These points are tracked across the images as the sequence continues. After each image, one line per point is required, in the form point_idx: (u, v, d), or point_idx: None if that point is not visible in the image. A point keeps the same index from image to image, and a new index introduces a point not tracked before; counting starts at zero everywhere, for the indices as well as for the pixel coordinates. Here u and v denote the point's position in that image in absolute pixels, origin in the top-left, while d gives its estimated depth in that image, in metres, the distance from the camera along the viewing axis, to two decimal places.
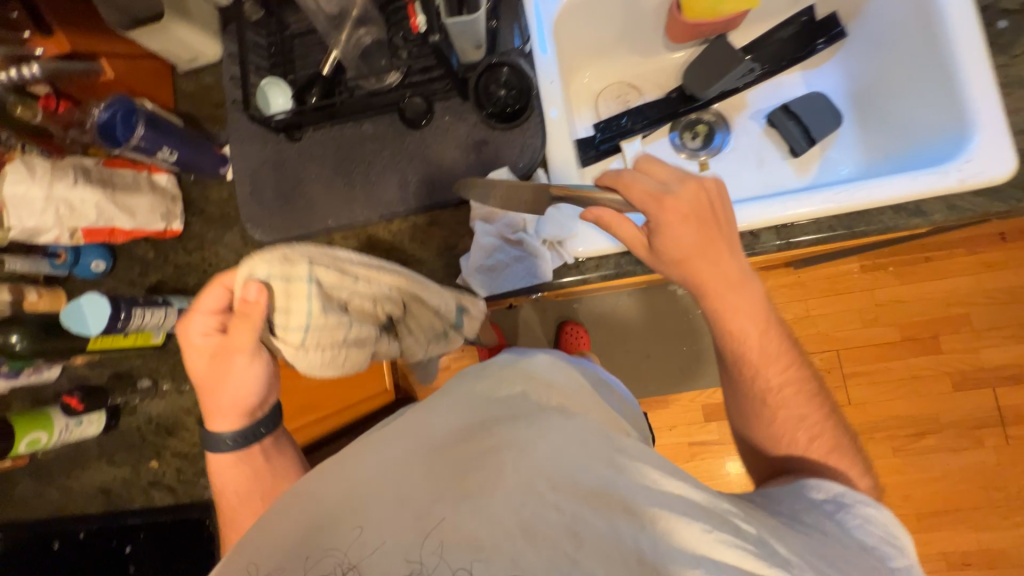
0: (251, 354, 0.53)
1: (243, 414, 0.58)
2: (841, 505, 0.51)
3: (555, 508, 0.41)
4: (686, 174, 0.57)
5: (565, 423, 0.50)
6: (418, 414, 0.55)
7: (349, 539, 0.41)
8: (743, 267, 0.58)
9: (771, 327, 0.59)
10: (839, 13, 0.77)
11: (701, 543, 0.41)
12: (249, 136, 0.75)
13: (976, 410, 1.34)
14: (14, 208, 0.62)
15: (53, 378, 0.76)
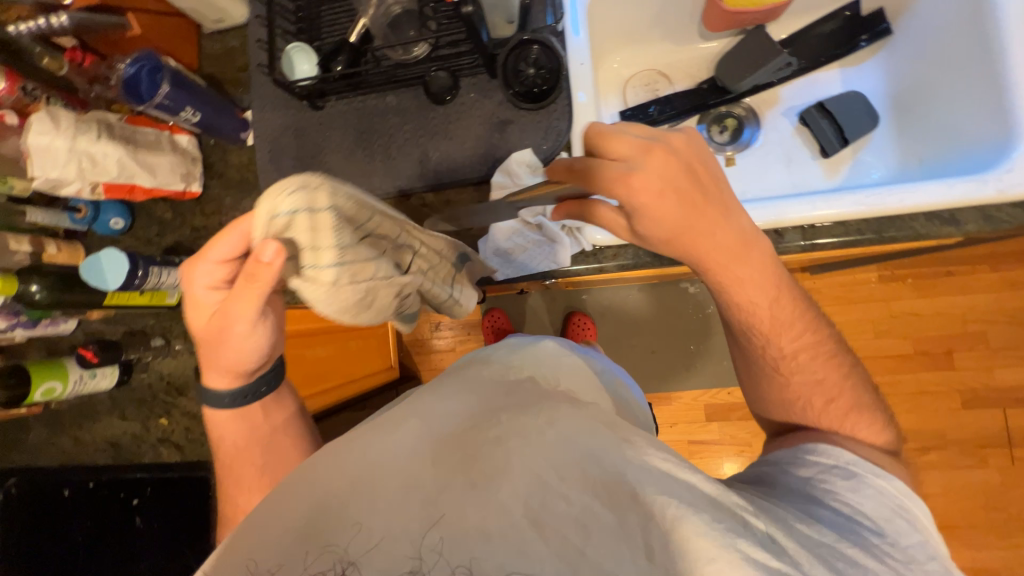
0: (252, 321, 0.51)
1: (242, 374, 0.58)
2: (850, 475, 0.52)
3: (564, 499, 0.42)
4: (648, 142, 0.50)
5: (571, 417, 0.51)
6: (425, 402, 0.56)
7: (348, 536, 0.40)
8: (745, 234, 0.54)
9: (782, 292, 0.57)
10: (886, 9, 0.74)
11: (711, 536, 0.41)
12: (270, 102, 0.74)
13: (983, 429, 1.32)
14: (38, 159, 0.61)
15: (69, 331, 0.77)
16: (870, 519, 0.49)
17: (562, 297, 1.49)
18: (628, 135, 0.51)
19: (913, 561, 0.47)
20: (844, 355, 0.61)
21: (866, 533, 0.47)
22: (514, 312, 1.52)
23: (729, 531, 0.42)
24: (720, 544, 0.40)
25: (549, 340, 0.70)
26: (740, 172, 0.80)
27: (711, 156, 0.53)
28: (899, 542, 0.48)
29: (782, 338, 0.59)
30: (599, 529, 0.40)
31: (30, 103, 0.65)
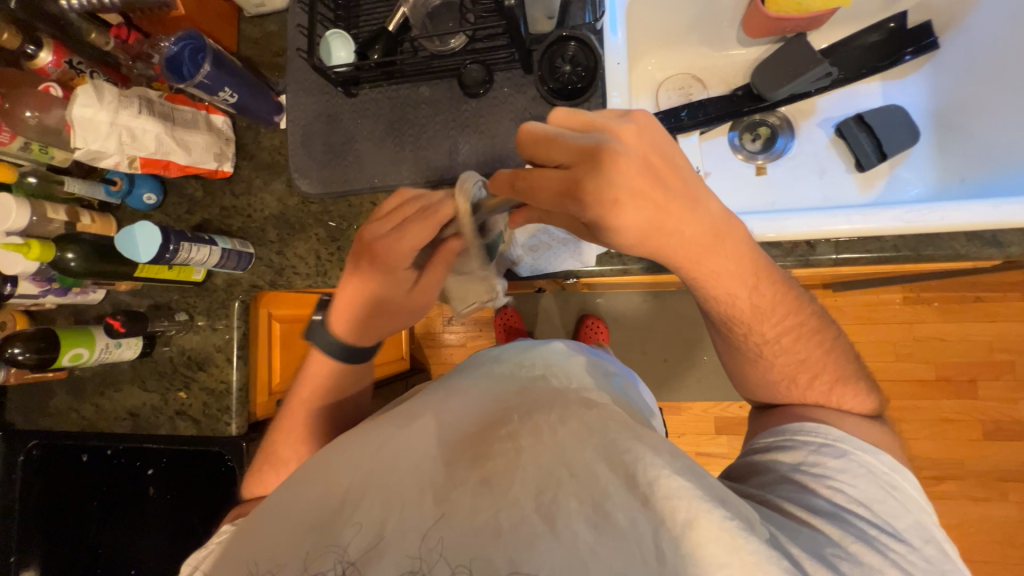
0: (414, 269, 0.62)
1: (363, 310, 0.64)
2: (840, 453, 0.51)
3: (575, 500, 0.41)
4: (593, 146, 0.46)
5: (588, 413, 0.49)
6: (440, 398, 0.57)
7: (348, 536, 0.41)
8: (722, 221, 0.50)
9: (761, 279, 0.54)
10: (933, 22, 0.73)
11: (723, 540, 0.39)
12: (305, 87, 0.75)
13: (1005, 462, 1.28)
14: (80, 130, 0.62)
15: (97, 301, 0.79)
16: (864, 504, 0.48)
17: (576, 299, 1.48)
18: (566, 140, 0.47)
19: (908, 543, 0.46)
20: (827, 331, 0.59)
21: (860, 523, 0.46)
22: (526, 312, 1.52)
23: (741, 531, 0.40)
24: (732, 549, 0.39)
25: (559, 342, 0.69)
26: (771, 181, 0.79)
27: (667, 139, 0.48)
28: (893, 525, 0.47)
29: (763, 328, 0.56)
30: (612, 532, 0.39)
31: (75, 77, 0.68)
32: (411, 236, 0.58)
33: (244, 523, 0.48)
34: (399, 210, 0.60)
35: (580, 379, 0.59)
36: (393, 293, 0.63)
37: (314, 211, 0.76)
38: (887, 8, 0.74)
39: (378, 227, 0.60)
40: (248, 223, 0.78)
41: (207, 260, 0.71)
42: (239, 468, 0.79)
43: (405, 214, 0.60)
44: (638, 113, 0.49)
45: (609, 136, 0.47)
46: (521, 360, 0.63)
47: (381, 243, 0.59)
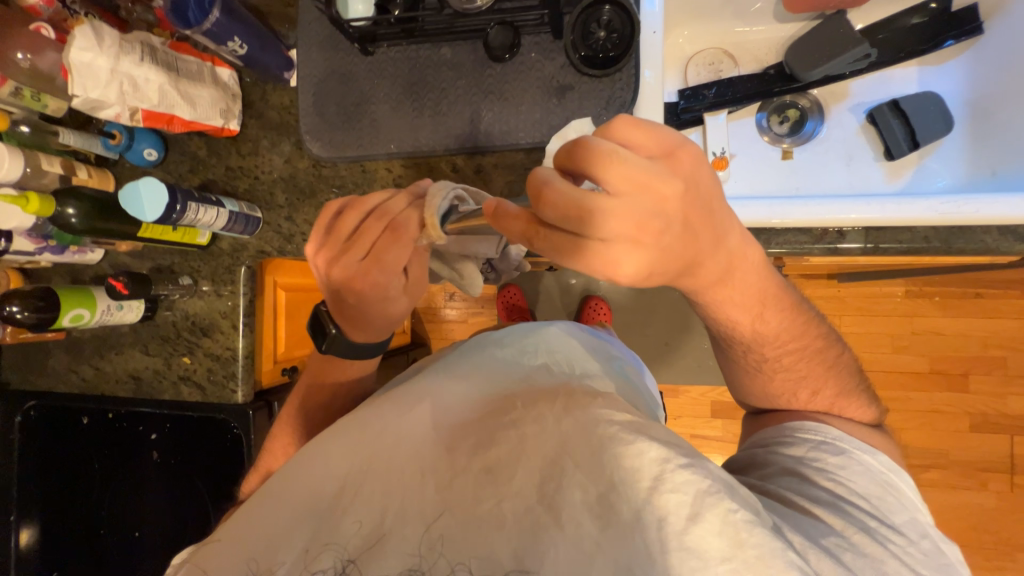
0: (390, 278, 0.57)
1: (355, 324, 0.61)
2: (839, 450, 0.51)
3: (580, 489, 0.41)
4: (638, 228, 0.39)
5: (597, 404, 0.47)
6: (438, 381, 0.55)
7: (347, 532, 0.41)
8: (738, 255, 0.46)
9: (767, 307, 0.52)
10: (979, 5, 0.70)
11: (727, 535, 0.37)
12: (316, 42, 0.70)
13: (987, 454, 1.32)
14: (78, 76, 0.57)
15: (95, 262, 0.76)
16: (865, 498, 0.47)
17: (580, 281, 1.47)
18: (612, 219, 0.39)
19: (908, 538, 0.45)
20: (830, 346, 0.58)
21: (865, 516, 0.45)
22: (529, 291, 1.51)
23: (748, 523, 0.38)
24: (735, 543, 0.37)
25: (557, 324, 0.66)
26: (797, 166, 0.78)
27: (710, 185, 0.41)
28: (892, 520, 0.46)
29: (763, 347, 0.55)
30: (618, 525, 0.39)
31: (68, 17, 0.63)
32: (389, 259, 0.55)
33: (237, 512, 0.48)
34: (366, 232, 0.55)
35: (581, 363, 0.58)
36: (377, 309, 0.59)
37: (325, 175, 0.73)
38: None
39: (344, 258, 0.55)
40: (255, 185, 0.75)
41: (214, 223, 0.68)
42: (245, 435, 0.78)
43: (373, 238, 0.55)
44: (678, 157, 0.40)
45: (649, 201, 0.39)
46: (522, 339, 0.61)
47: (355, 274, 0.56)
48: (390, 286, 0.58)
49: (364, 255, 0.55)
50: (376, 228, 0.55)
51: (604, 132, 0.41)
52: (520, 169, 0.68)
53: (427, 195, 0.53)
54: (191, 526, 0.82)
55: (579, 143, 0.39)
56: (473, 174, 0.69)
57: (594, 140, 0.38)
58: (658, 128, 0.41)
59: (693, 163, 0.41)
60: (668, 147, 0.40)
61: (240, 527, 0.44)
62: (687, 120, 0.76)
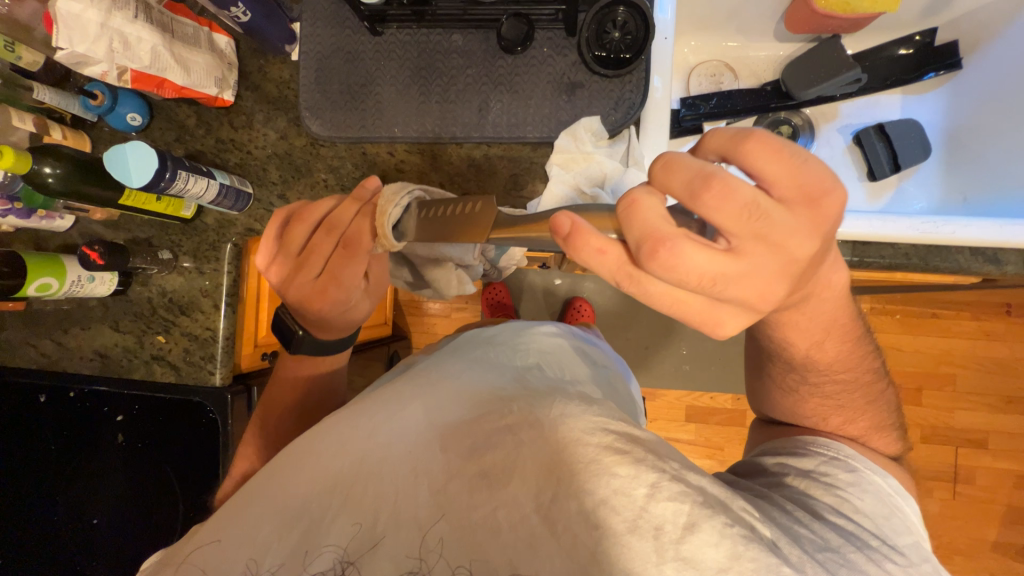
0: (349, 288, 0.58)
1: (330, 331, 0.63)
2: (850, 468, 0.52)
3: (576, 498, 0.40)
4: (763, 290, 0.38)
5: (589, 411, 0.46)
6: (431, 379, 0.53)
7: (347, 534, 0.40)
8: (825, 282, 0.48)
9: (830, 336, 0.55)
10: (960, 42, 0.75)
11: (724, 547, 0.38)
12: (323, 17, 0.68)
13: (935, 464, 1.41)
14: (64, 27, 0.54)
15: (64, 229, 0.71)
16: (869, 516, 0.48)
17: (566, 282, 1.48)
18: (734, 282, 0.38)
19: (906, 559, 0.46)
20: (879, 382, 0.61)
21: (867, 534, 0.46)
22: (515, 288, 1.51)
23: (743, 538, 0.39)
24: (730, 555, 0.38)
25: (548, 325, 0.66)
26: None
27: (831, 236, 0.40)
28: (892, 539, 0.47)
29: (809, 371, 0.58)
30: (611, 534, 0.38)
31: None
32: (344, 275, 0.57)
33: (223, 509, 0.46)
34: (319, 249, 0.56)
35: (572, 367, 0.57)
36: (342, 315, 0.60)
37: (325, 155, 0.71)
38: (921, 22, 0.76)
39: (300, 276, 0.57)
40: (247, 159, 0.72)
41: (203, 196, 0.64)
42: (222, 420, 0.74)
43: (325, 255, 0.56)
44: (821, 205, 0.37)
45: (776, 261, 0.37)
46: (513, 337, 0.60)
47: (313, 290, 0.57)
48: (353, 299, 0.59)
49: (319, 272, 0.57)
50: (327, 245, 0.55)
51: (735, 150, 0.36)
52: (525, 162, 0.68)
53: (380, 205, 0.52)
54: (155, 515, 0.78)
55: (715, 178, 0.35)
56: (466, 166, 0.70)
57: (742, 186, 0.35)
58: (803, 162, 0.36)
59: (832, 212, 0.37)
60: (812, 191, 0.36)
61: (229, 523, 0.43)
62: (688, 127, 0.77)
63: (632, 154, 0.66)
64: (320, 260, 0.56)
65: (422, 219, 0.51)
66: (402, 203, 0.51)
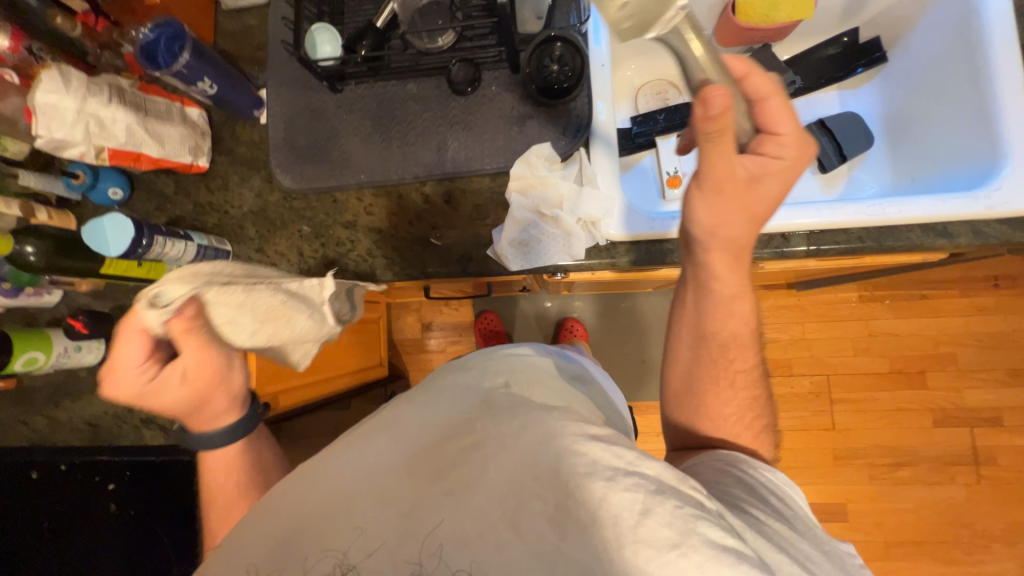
0: (172, 377, 0.52)
1: (189, 414, 0.57)
2: (748, 471, 0.52)
3: (540, 500, 0.41)
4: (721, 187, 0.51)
5: (554, 416, 0.47)
6: (401, 409, 0.54)
7: (348, 539, 0.41)
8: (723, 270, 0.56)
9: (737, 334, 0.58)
10: (881, 38, 0.80)
11: (676, 525, 0.38)
12: (288, 81, 0.73)
13: (952, 448, 1.38)
14: (43, 117, 0.58)
15: (52, 304, 0.74)
16: (783, 517, 0.47)
17: (556, 303, 1.50)
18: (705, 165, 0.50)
19: (850, 568, 0.45)
20: None
21: (786, 529, 0.46)
22: (506, 316, 1.52)
23: (694, 516, 0.38)
24: (683, 530, 0.37)
25: (526, 345, 0.66)
26: None
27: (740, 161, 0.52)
28: (833, 545, 0.47)
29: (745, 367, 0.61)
30: (579, 527, 0.39)
31: (34, 65, 0.63)
32: (144, 362, 0.51)
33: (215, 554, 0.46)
34: (145, 360, 0.51)
35: (540, 381, 0.58)
36: (176, 404, 0.54)
37: (296, 207, 0.74)
38: (843, 24, 0.81)
39: (118, 374, 0.51)
40: (224, 219, 0.75)
41: (182, 257, 0.68)
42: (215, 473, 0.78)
43: (124, 347, 0.50)
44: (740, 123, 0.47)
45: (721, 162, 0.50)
46: (489, 359, 0.61)
47: (136, 385, 0.52)
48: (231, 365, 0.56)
49: (172, 375, 0.52)
50: (128, 339, 0.50)
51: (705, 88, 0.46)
52: (487, 193, 0.71)
53: (162, 287, 0.47)
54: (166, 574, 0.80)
55: (773, 90, 0.51)
56: (430, 202, 0.72)
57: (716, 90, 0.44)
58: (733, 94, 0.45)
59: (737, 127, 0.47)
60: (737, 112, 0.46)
61: (219, 556, 0.43)
62: (641, 143, 0.81)
63: (585, 173, 0.67)
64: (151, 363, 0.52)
65: (269, 308, 0.53)
66: (200, 286, 0.48)
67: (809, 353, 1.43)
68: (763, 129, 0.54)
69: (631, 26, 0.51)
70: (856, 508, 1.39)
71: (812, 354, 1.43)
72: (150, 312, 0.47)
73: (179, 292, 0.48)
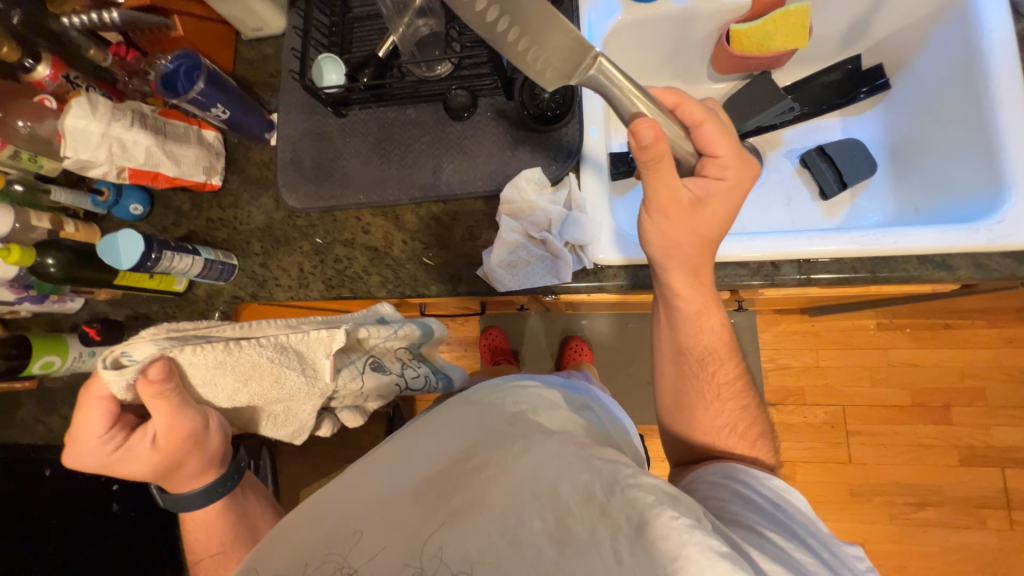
0: (140, 446, 0.53)
1: (163, 481, 0.57)
2: (745, 483, 0.53)
3: (539, 517, 0.42)
4: (669, 207, 0.53)
5: (551, 441, 0.49)
6: (410, 441, 0.56)
7: (349, 545, 0.43)
8: (695, 299, 0.59)
9: (709, 351, 0.61)
10: (884, 65, 0.78)
11: (671, 538, 0.39)
12: (296, 107, 0.78)
13: (981, 489, 1.29)
14: (72, 140, 0.64)
15: (74, 310, 0.79)
16: (785, 528, 0.48)
17: (563, 322, 1.49)
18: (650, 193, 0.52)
19: (850, 570, 0.46)
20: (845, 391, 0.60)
21: (791, 542, 0.46)
22: (512, 333, 1.53)
23: (690, 527, 0.40)
24: (678, 545, 0.38)
25: (531, 377, 0.65)
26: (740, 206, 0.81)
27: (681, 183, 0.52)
28: (832, 549, 0.47)
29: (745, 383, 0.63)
30: (574, 543, 0.40)
31: (71, 90, 0.69)
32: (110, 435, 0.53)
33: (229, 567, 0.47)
34: (109, 428, 0.53)
35: (547, 412, 0.57)
36: (147, 471, 0.55)
37: (300, 225, 0.77)
38: (844, 51, 0.81)
39: (85, 448, 0.52)
40: (233, 235, 0.79)
41: (189, 270, 0.71)
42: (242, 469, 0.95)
43: (89, 421, 0.52)
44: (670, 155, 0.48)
45: (664, 191, 0.52)
46: (493, 389, 0.61)
47: (106, 457, 0.53)
48: (191, 421, 0.54)
49: (139, 443, 0.53)
50: (93, 414, 0.52)
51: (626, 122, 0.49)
52: (481, 214, 0.73)
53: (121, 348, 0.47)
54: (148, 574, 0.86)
55: (704, 116, 0.54)
56: (424, 224, 0.74)
57: (641, 119, 0.46)
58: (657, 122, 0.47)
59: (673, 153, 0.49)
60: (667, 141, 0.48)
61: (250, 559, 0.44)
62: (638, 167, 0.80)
63: (573, 199, 0.68)
64: (115, 430, 0.53)
65: (255, 366, 0.52)
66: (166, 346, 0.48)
67: (823, 381, 1.38)
68: (703, 152, 0.55)
69: (555, 76, 0.49)
70: (876, 550, 1.31)
71: (827, 382, 1.37)
72: (110, 375, 0.47)
73: (146, 351, 0.48)
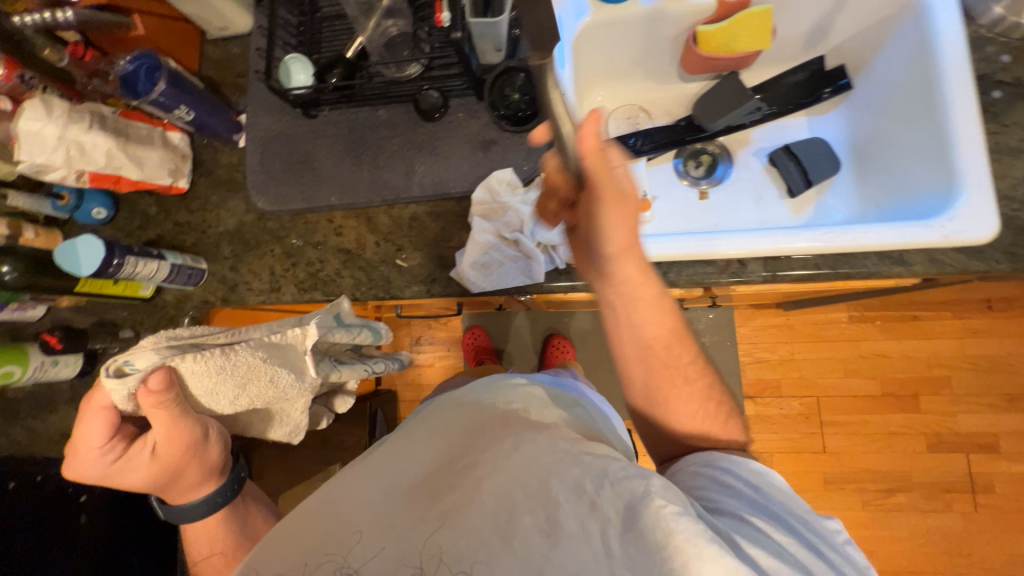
0: (139, 455, 0.55)
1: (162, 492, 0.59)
2: (727, 469, 0.54)
3: (530, 513, 0.43)
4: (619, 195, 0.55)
5: (542, 436, 0.50)
6: (395, 443, 0.56)
7: (348, 545, 0.43)
8: (659, 294, 0.60)
9: (676, 340, 0.61)
10: (846, 66, 0.81)
11: (660, 527, 0.40)
12: (265, 107, 0.76)
13: (947, 474, 1.34)
14: (27, 143, 0.62)
15: (36, 318, 0.77)
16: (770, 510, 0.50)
17: (545, 320, 1.50)
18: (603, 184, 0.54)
19: (831, 544, 0.49)
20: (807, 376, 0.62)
21: (775, 523, 0.49)
22: (495, 332, 1.53)
23: (679, 514, 0.41)
24: (666, 533, 0.40)
25: (520, 374, 0.66)
26: (713, 205, 0.83)
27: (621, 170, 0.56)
28: (815, 524, 0.50)
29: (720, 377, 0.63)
30: (565, 538, 0.41)
31: (25, 91, 0.65)
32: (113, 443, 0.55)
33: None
34: (110, 438, 0.55)
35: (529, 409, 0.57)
36: (146, 481, 0.56)
37: (271, 228, 0.76)
38: (808, 52, 0.82)
39: (88, 454, 0.55)
40: (202, 239, 0.77)
41: (155, 275, 0.70)
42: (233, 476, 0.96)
43: (94, 427, 0.54)
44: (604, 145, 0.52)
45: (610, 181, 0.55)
46: (478, 389, 0.62)
47: (109, 465, 0.55)
48: (190, 433, 0.55)
49: (139, 452, 0.55)
50: (96, 421, 0.54)
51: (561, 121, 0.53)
52: (454, 215, 0.73)
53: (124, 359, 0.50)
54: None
55: None
56: (397, 225, 0.73)
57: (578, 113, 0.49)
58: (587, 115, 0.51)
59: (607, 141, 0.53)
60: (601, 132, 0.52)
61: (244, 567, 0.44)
62: None
63: None
64: (115, 440, 0.55)
65: (252, 367, 0.54)
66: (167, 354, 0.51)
67: (798, 373, 1.41)
68: None
69: None
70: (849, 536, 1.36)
71: (801, 374, 1.41)
72: (113, 383, 0.49)
73: (147, 360, 0.50)
